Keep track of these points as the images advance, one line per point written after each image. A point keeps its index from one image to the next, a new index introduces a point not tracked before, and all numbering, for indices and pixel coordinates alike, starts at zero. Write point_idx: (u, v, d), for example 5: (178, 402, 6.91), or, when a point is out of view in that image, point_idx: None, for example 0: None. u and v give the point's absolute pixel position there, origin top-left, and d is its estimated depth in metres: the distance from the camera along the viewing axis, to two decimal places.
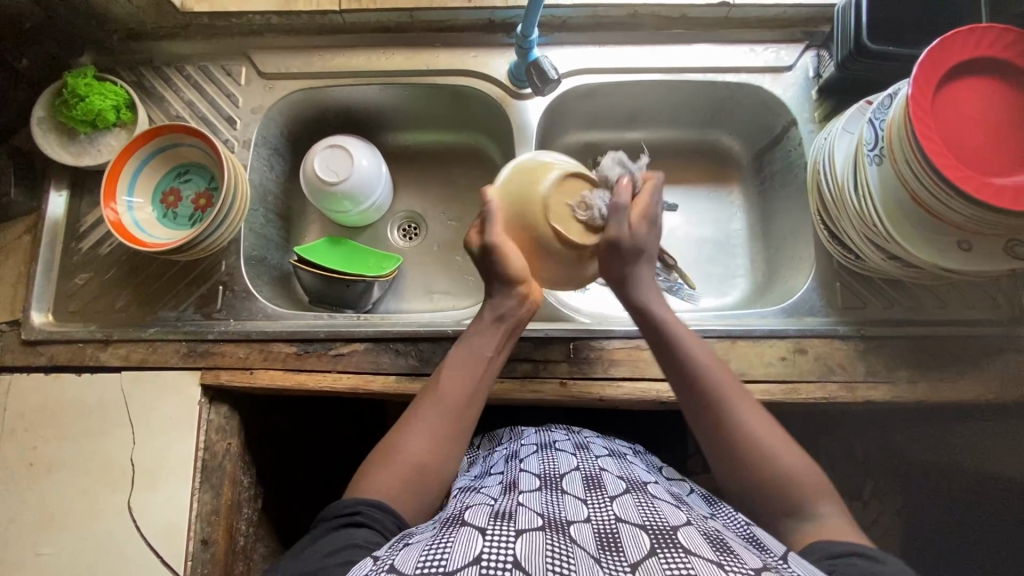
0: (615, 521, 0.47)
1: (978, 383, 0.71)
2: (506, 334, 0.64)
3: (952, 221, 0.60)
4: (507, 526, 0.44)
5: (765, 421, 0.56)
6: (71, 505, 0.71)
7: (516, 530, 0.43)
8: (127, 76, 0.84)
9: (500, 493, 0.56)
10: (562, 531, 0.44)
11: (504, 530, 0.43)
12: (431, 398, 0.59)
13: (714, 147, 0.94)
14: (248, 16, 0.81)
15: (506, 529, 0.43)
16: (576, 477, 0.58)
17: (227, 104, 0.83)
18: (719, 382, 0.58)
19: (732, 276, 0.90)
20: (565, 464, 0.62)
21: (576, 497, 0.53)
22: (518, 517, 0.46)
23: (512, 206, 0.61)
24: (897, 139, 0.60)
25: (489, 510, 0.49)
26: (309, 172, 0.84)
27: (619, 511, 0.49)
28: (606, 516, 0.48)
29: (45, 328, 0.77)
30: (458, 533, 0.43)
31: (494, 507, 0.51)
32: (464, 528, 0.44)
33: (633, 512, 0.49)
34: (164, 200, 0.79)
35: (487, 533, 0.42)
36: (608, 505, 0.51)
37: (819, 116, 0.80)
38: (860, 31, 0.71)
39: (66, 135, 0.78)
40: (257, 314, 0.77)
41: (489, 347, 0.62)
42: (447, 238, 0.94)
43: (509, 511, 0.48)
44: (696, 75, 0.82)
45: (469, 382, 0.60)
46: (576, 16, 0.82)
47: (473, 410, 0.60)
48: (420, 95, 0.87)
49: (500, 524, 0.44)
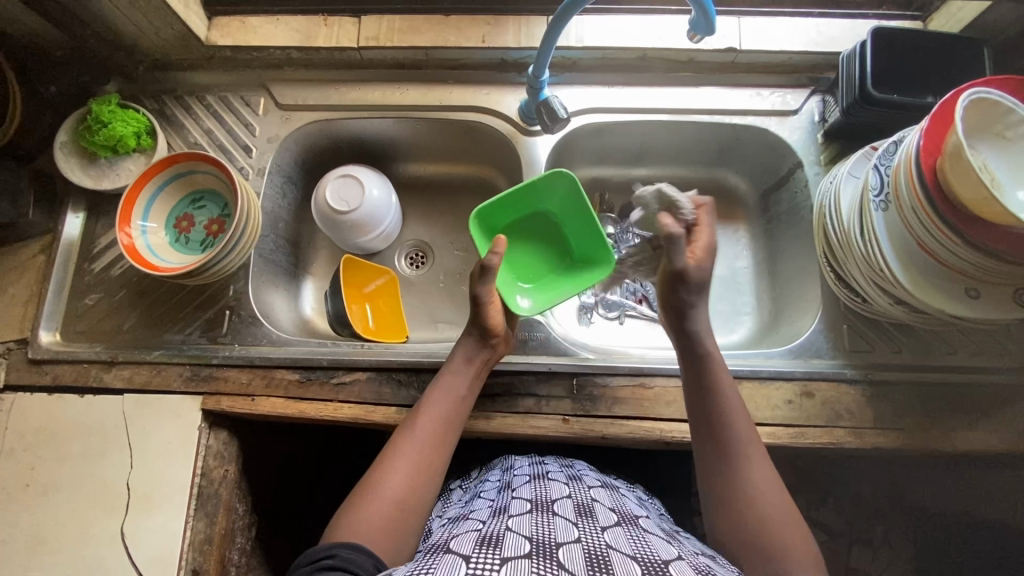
0: (606, 547, 0.47)
1: (988, 432, 0.70)
2: (477, 375, 0.68)
3: (960, 270, 0.62)
4: (491, 553, 0.44)
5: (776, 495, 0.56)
6: (63, 528, 0.70)
7: (500, 559, 0.42)
8: (149, 103, 0.86)
9: (490, 517, 0.55)
10: (549, 557, 0.44)
11: (489, 559, 0.42)
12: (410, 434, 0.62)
13: (721, 186, 0.95)
14: (269, 50, 0.85)
15: (491, 556, 0.43)
16: (567, 504, 0.57)
17: (245, 133, 0.85)
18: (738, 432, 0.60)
19: (737, 314, 0.90)
20: (556, 491, 0.61)
21: (567, 520, 0.52)
22: (504, 544, 0.45)
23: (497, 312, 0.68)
24: (901, 189, 0.63)
25: (476, 536, 0.49)
26: (321, 202, 0.86)
27: (609, 539, 0.49)
28: (597, 541, 0.48)
29: (51, 347, 0.77)
30: (441, 561, 0.43)
31: (481, 531, 0.50)
32: (448, 555, 0.44)
33: (624, 542, 0.49)
34: (177, 225, 0.80)
35: (471, 560, 0.42)
36: (599, 533, 0.50)
37: (825, 159, 0.81)
38: (865, 79, 0.72)
39: (87, 159, 0.80)
40: (262, 340, 0.77)
41: (463, 388, 0.66)
42: (453, 267, 0.94)
43: (496, 537, 0.48)
44: (702, 116, 0.84)
45: (445, 419, 0.64)
46: (586, 58, 0.84)
47: (447, 444, 0.63)
48: (432, 129, 0.89)
49: (486, 552, 0.44)
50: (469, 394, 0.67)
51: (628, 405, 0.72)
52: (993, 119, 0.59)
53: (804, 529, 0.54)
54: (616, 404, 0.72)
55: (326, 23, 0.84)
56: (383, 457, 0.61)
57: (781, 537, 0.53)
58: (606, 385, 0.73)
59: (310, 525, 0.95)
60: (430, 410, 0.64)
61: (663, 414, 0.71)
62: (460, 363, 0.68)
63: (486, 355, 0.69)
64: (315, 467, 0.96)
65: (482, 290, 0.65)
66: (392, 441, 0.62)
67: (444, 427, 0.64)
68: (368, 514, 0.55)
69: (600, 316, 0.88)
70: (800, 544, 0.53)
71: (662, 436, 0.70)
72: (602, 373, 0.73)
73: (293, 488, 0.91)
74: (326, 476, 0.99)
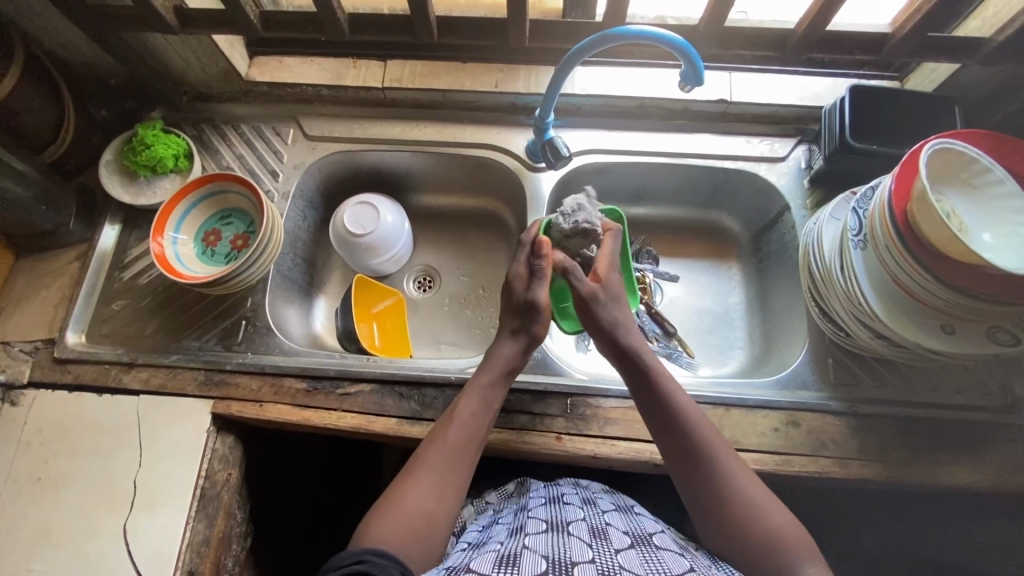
0: (620, 567, 0.51)
1: (973, 469, 0.72)
2: (504, 386, 0.70)
3: (934, 305, 0.66)
4: (509, 571, 0.48)
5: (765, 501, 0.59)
6: (69, 524, 0.73)
7: None
8: (189, 130, 0.94)
9: (508, 537, 0.58)
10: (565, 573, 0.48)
11: None
12: (439, 444, 0.64)
13: (715, 226, 1.00)
14: (302, 87, 0.93)
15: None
16: (582, 525, 0.59)
17: (273, 160, 0.92)
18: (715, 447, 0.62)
19: (730, 347, 0.93)
20: (571, 513, 0.63)
21: (581, 540, 0.55)
22: (521, 563, 0.49)
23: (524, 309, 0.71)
24: (877, 230, 0.67)
25: (495, 554, 0.53)
26: (339, 225, 0.92)
27: (624, 560, 0.52)
28: (611, 561, 0.51)
29: (76, 348, 0.81)
30: None
31: (500, 550, 0.54)
32: (469, 574, 0.48)
33: (638, 563, 0.52)
34: (205, 238, 0.86)
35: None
36: (613, 553, 0.53)
37: (811, 204, 0.87)
38: (845, 131, 0.78)
39: (128, 176, 0.87)
40: (274, 349, 0.82)
41: (494, 399, 0.69)
42: (458, 292, 0.99)
43: (514, 555, 0.52)
44: (697, 160, 0.90)
45: (470, 428, 0.66)
46: (590, 104, 0.92)
47: (473, 454, 0.66)
48: (446, 163, 0.96)
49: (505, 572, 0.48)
50: (498, 405, 0.69)
51: (619, 426, 0.74)
52: (959, 167, 0.65)
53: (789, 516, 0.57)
54: (607, 425, 0.74)
55: (355, 65, 0.93)
56: (411, 467, 0.63)
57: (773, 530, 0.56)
58: (599, 406, 0.76)
59: (304, 541, 0.96)
60: (459, 419, 0.66)
61: (653, 436, 0.74)
62: (492, 374, 0.70)
63: (514, 366, 0.71)
64: (312, 481, 0.98)
65: (538, 292, 0.70)
66: (420, 452, 0.65)
67: (469, 437, 0.66)
68: (397, 521, 0.58)
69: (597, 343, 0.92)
70: (788, 535, 0.56)
71: (651, 458, 0.73)
72: (595, 395, 0.76)
73: (291, 501, 0.93)
74: (323, 493, 1.01)
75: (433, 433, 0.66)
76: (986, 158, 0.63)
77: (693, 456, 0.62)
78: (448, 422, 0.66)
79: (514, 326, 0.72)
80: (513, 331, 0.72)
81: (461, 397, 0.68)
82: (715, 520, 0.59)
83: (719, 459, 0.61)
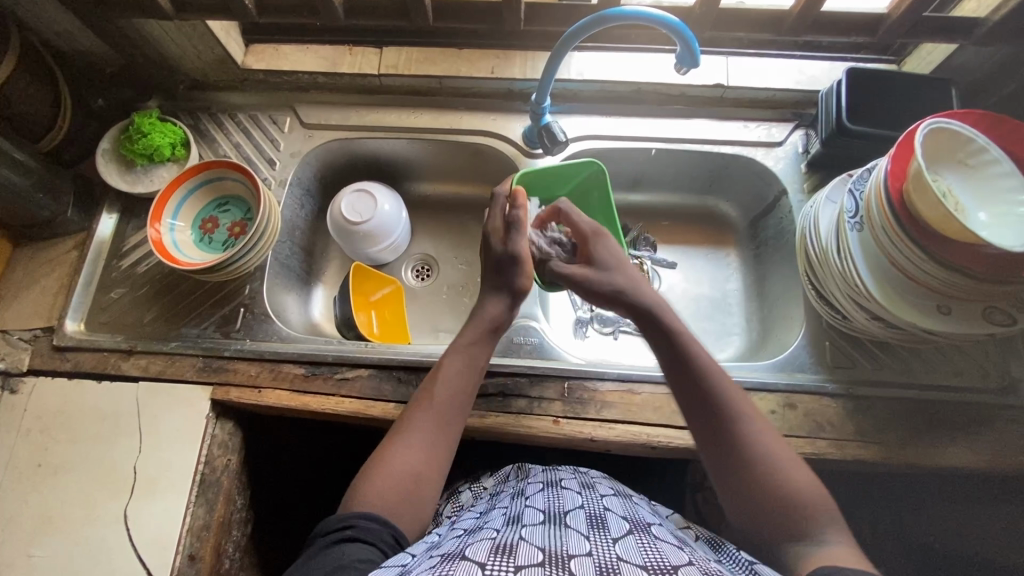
0: (617, 560, 0.48)
1: (969, 450, 0.72)
2: (490, 344, 0.70)
3: (929, 285, 0.66)
4: (506, 561, 0.46)
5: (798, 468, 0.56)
6: (70, 509, 0.73)
7: (514, 566, 0.45)
8: (185, 119, 0.94)
9: (504, 527, 0.57)
10: (562, 566, 0.46)
11: (504, 566, 0.45)
12: (425, 406, 0.65)
13: (713, 212, 1.00)
14: (298, 74, 0.93)
15: (505, 564, 0.45)
16: (579, 514, 0.59)
17: (270, 148, 0.92)
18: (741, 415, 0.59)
19: (728, 333, 0.93)
20: (569, 501, 0.63)
21: (578, 533, 0.54)
22: (518, 552, 0.48)
23: (501, 267, 0.70)
24: (873, 211, 0.67)
25: (490, 544, 0.51)
26: (336, 213, 0.92)
27: (620, 551, 0.51)
28: (608, 553, 0.50)
29: (75, 336, 0.82)
30: (458, 566, 0.46)
31: (495, 540, 0.53)
32: (464, 561, 0.47)
33: (635, 553, 0.50)
34: (202, 226, 0.87)
35: (486, 568, 0.45)
36: (611, 546, 0.52)
37: (808, 187, 0.87)
38: (841, 114, 0.78)
39: (125, 165, 0.87)
40: (272, 336, 0.82)
41: (480, 359, 0.68)
42: (456, 280, 1.00)
43: (511, 545, 0.50)
44: (693, 145, 0.90)
45: (458, 388, 0.66)
46: (585, 89, 0.92)
47: (460, 412, 0.66)
48: (443, 150, 0.96)
49: (501, 559, 0.46)
50: (483, 364, 0.69)
51: (616, 409, 0.75)
52: (954, 147, 0.65)
53: (811, 476, 0.56)
54: (604, 409, 0.75)
55: (350, 52, 0.93)
56: (396, 430, 0.64)
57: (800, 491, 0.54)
58: (596, 389, 0.76)
59: (303, 527, 0.97)
60: (446, 380, 0.66)
61: (650, 419, 0.74)
62: (476, 334, 0.69)
63: (499, 322, 0.70)
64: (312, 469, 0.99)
65: (516, 244, 0.69)
66: (406, 416, 0.65)
67: (455, 398, 0.66)
68: (385, 484, 0.59)
69: (595, 329, 0.92)
70: (804, 486, 0.55)
71: (648, 441, 0.73)
72: (592, 378, 0.76)
73: (289, 488, 0.93)
74: (323, 482, 1.01)
75: (419, 396, 0.66)
76: (982, 138, 0.63)
77: (721, 417, 0.59)
78: (435, 384, 0.66)
79: (494, 282, 0.71)
80: (496, 286, 0.71)
81: (445, 359, 0.68)
82: (738, 478, 0.57)
83: (741, 417, 0.59)
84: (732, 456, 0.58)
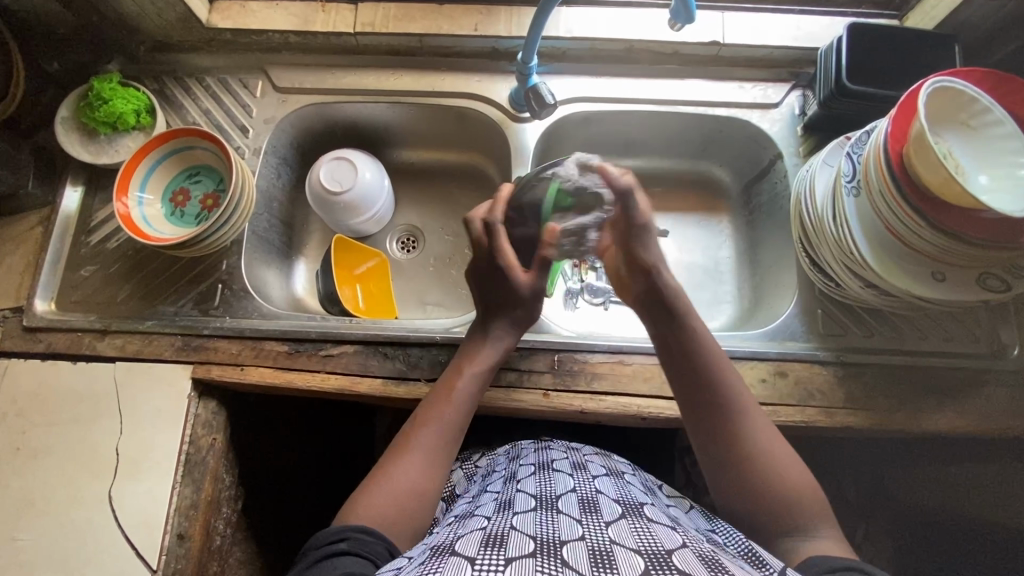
0: (610, 543, 0.48)
1: (958, 415, 0.72)
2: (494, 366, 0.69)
3: (925, 252, 0.64)
4: (497, 553, 0.45)
5: (792, 463, 0.58)
6: (53, 492, 0.72)
7: (505, 557, 0.44)
8: (150, 84, 0.88)
9: (495, 514, 0.56)
10: (554, 554, 0.45)
11: (494, 559, 0.44)
12: (429, 424, 0.64)
13: (706, 178, 0.97)
14: (268, 34, 0.87)
15: (495, 556, 0.45)
16: (571, 499, 0.58)
17: (242, 115, 0.87)
18: (739, 406, 0.61)
19: (719, 301, 0.92)
20: (560, 485, 0.62)
21: (570, 518, 0.53)
22: (508, 542, 0.47)
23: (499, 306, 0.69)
24: (871, 174, 0.65)
25: (480, 534, 0.50)
26: (314, 182, 0.88)
27: (613, 535, 0.50)
28: (601, 538, 0.49)
29: (46, 316, 0.79)
30: (447, 562, 0.45)
31: (486, 529, 0.52)
32: (454, 556, 0.46)
33: (628, 537, 0.49)
34: (173, 199, 0.83)
35: (476, 563, 0.44)
36: (604, 529, 0.51)
37: (804, 151, 0.84)
38: (840, 73, 0.75)
39: (87, 134, 0.82)
40: (253, 313, 0.79)
41: (483, 379, 0.68)
42: (442, 252, 0.97)
43: (501, 534, 0.49)
44: (687, 107, 0.86)
45: (463, 408, 0.66)
46: (575, 48, 0.87)
47: (464, 432, 0.66)
48: (426, 115, 0.91)
49: (491, 552, 0.45)
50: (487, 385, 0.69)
51: (607, 380, 0.74)
52: (958, 108, 0.63)
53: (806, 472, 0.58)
54: (595, 380, 0.74)
55: (323, 9, 0.87)
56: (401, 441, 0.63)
57: (774, 487, 0.56)
58: (586, 361, 0.75)
59: (295, 502, 0.97)
60: (451, 397, 0.65)
61: (641, 390, 0.73)
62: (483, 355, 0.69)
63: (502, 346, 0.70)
64: (302, 444, 0.98)
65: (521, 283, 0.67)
66: (410, 428, 0.64)
67: (461, 417, 0.65)
68: (389, 497, 0.59)
69: (585, 301, 0.91)
70: (805, 489, 0.56)
71: (639, 412, 0.72)
72: (582, 350, 0.75)
73: (279, 464, 0.93)
74: (312, 457, 1.01)
75: (422, 410, 0.65)
76: (986, 97, 0.61)
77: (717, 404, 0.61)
78: (439, 399, 0.66)
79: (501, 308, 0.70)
80: (503, 316, 0.70)
81: (453, 373, 0.67)
82: (722, 467, 0.59)
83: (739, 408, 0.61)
84: (726, 446, 0.59)
